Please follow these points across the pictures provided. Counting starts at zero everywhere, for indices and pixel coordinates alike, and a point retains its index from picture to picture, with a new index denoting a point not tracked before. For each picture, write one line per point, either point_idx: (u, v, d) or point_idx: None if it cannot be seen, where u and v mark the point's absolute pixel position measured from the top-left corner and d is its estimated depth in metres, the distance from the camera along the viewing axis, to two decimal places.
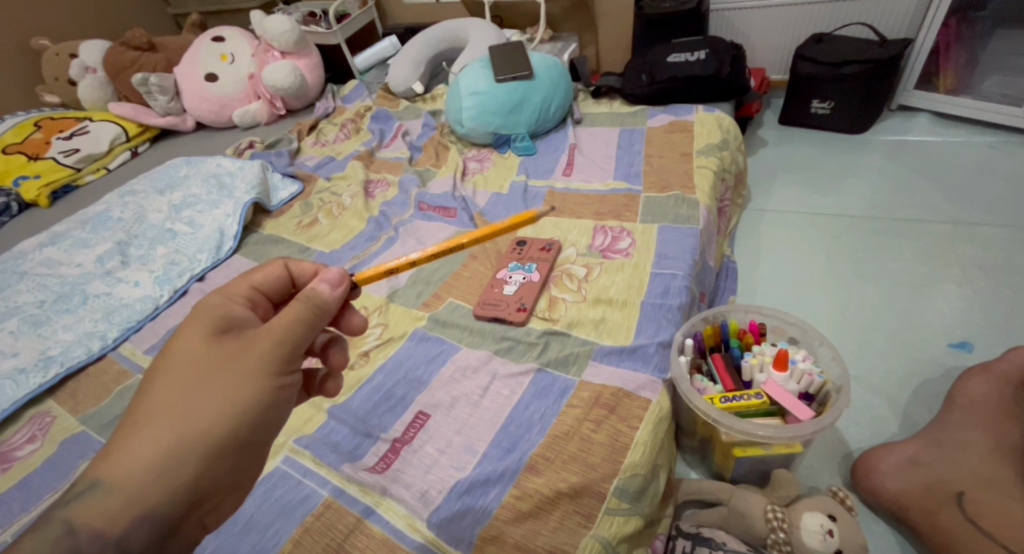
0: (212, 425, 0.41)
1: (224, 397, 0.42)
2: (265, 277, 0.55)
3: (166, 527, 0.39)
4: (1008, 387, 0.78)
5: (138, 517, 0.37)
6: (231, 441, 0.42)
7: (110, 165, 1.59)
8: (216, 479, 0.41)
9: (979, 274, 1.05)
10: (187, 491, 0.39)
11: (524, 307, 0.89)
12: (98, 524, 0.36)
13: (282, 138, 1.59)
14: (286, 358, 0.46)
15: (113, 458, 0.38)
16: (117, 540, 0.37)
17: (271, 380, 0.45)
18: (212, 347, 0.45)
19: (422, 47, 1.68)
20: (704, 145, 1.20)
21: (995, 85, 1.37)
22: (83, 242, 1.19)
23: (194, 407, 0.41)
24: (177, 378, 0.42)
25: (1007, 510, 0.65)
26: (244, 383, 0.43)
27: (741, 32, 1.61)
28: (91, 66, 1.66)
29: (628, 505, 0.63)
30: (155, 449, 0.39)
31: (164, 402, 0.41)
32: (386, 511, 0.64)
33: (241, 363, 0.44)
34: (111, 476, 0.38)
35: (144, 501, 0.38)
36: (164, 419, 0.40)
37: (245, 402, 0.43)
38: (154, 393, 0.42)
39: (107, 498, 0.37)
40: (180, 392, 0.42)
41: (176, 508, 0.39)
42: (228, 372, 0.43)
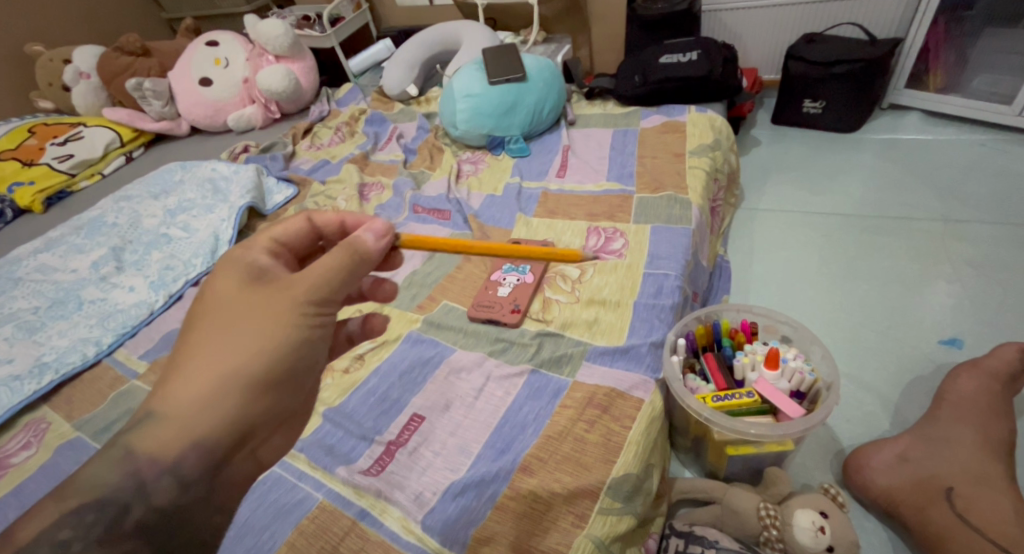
0: (247, 364, 0.45)
1: (259, 337, 0.46)
2: (286, 231, 0.58)
3: (214, 456, 0.43)
4: (996, 383, 0.79)
5: (188, 445, 0.42)
6: (269, 376, 0.46)
7: (105, 170, 1.60)
8: (258, 409, 0.45)
9: (969, 270, 1.06)
10: (230, 423, 0.43)
11: (518, 308, 0.90)
12: (153, 451, 0.41)
13: (277, 142, 1.59)
14: (316, 301, 0.49)
15: (164, 393, 0.43)
16: (171, 465, 0.41)
17: (305, 320, 0.48)
18: (246, 294, 0.49)
19: (416, 50, 1.68)
20: (697, 146, 1.20)
21: (984, 83, 1.38)
22: (77, 248, 1.19)
23: (231, 348, 0.45)
24: (215, 323, 0.47)
25: (995, 506, 0.66)
26: (277, 323, 0.47)
27: (733, 33, 1.62)
28: (85, 71, 1.66)
29: (620, 505, 0.63)
30: (199, 384, 0.43)
31: (206, 344, 0.46)
32: (381, 513, 0.64)
33: (271, 308, 0.48)
34: (163, 408, 0.42)
35: (192, 430, 0.42)
36: (207, 357, 0.45)
37: (278, 342, 0.46)
38: (197, 338, 0.46)
39: (160, 427, 0.42)
40: (218, 335, 0.46)
41: (221, 438, 0.43)
42: (259, 315, 0.47)
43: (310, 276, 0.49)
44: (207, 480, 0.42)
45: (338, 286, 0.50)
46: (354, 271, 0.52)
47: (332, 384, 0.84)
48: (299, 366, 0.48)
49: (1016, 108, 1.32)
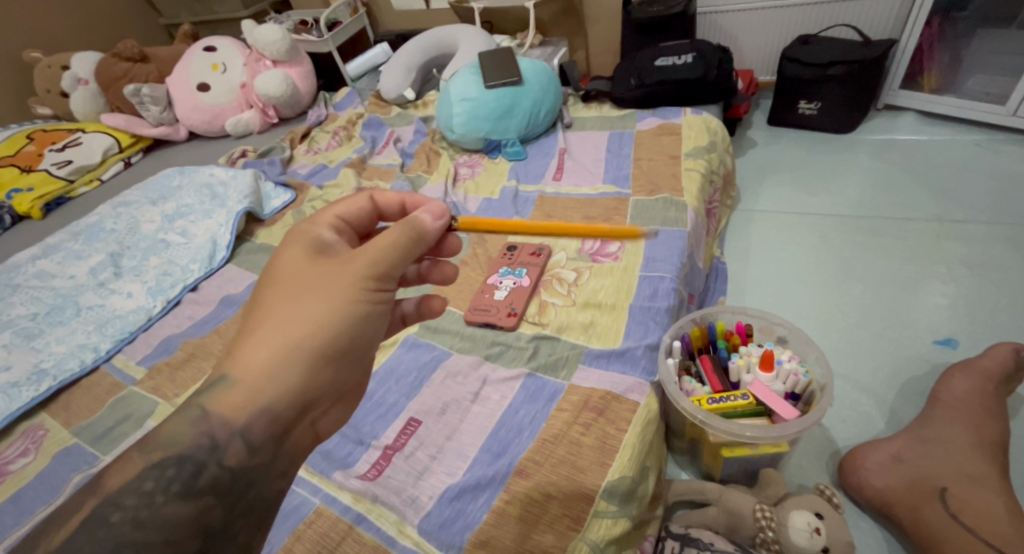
0: (310, 337, 0.45)
1: (321, 311, 0.46)
2: (350, 207, 0.58)
3: (279, 424, 0.44)
4: (990, 383, 0.79)
5: (256, 412, 0.43)
6: (330, 351, 0.46)
7: (103, 176, 1.60)
8: (319, 381, 0.45)
9: (964, 270, 1.07)
10: (294, 394, 0.44)
11: (514, 312, 0.90)
12: (224, 414, 0.43)
13: (274, 146, 1.59)
14: (378, 278, 0.48)
15: (236, 357, 0.45)
16: (241, 430, 0.43)
17: (365, 296, 0.47)
18: (311, 265, 0.49)
19: (413, 54, 1.69)
20: (692, 148, 1.21)
21: (977, 83, 1.39)
22: (76, 254, 1.19)
23: (295, 320, 0.45)
24: (281, 291, 0.47)
25: (989, 506, 0.67)
26: (339, 298, 0.46)
27: (728, 35, 1.62)
28: (82, 78, 1.67)
29: (616, 508, 0.64)
30: (265, 352, 0.44)
31: (272, 314, 0.46)
32: (378, 518, 0.65)
33: (333, 280, 0.47)
34: (234, 373, 0.44)
35: (260, 397, 0.43)
36: (273, 327, 0.45)
37: (339, 316, 0.46)
38: (263, 306, 0.47)
39: (231, 391, 0.43)
40: (283, 303, 0.46)
41: (286, 407, 0.44)
42: (322, 287, 0.47)
43: (371, 251, 0.48)
44: (273, 445, 0.44)
45: (398, 263, 0.49)
46: (413, 248, 0.51)
47: None
48: (358, 341, 0.48)
49: (1010, 108, 1.32)
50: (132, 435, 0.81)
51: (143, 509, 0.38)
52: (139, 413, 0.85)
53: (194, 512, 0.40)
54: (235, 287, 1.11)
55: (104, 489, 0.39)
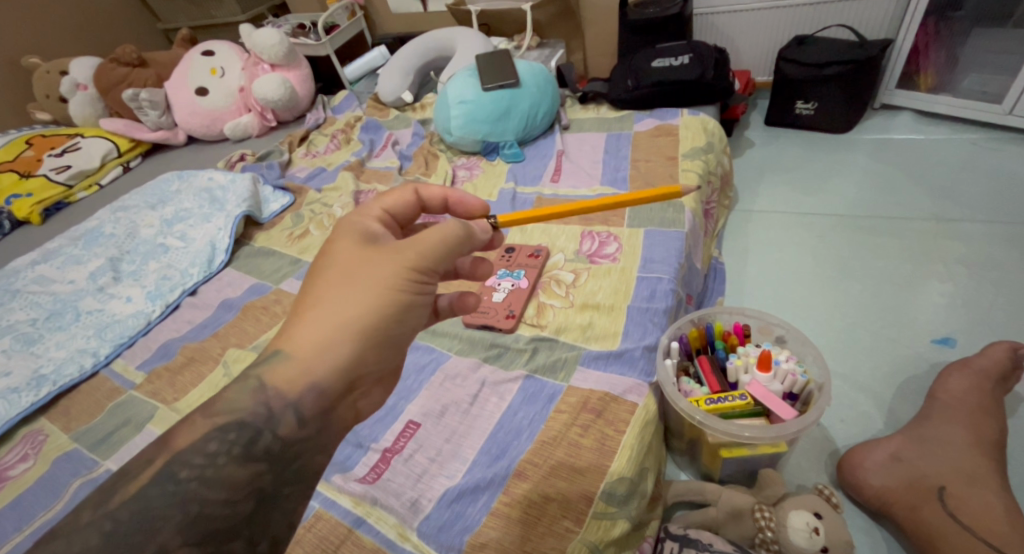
0: (360, 320, 0.48)
1: (372, 295, 0.49)
2: (396, 202, 0.61)
3: (327, 399, 0.48)
4: (987, 382, 0.79)
5: (308, 386, 0.47)
6: (378, 334, 0.49)
7: (102, 181, 1.60)
8: (366, 362, 0.49)
9: (961, 269, 1.07)
10: (344, 371, 0.48)
11: (513, 314, 0.90)
12: (278, 386, 0.46)
13: (273, 150, 1.60)
14: (425, 269, 0.52)
15: (290, 334, 0.49)
16: (294, 402, 0.46)
17: (413, 286, 0.51)
18: (362, 253, 0.53)
19: (411, 57, 1.69)
20: (689, 148, 1.21)
21: (973, 82, 1.39)
22: (75, 259, 1.20)
23: (348, 303, 0.49)
24: (333, 274, 0.51)
25: (987, 505, 0.67)
26: (389, 285, 0.50)
27: (725, 35, 1.63)
28: (81, 83, 1.67)
29: (615, 509, 0.64)
30: (319, 331, 0.48)
31: (326, 295, 0.49)
32: (377, 521, 0.65)
33: (381, 267, 0.51)
34: (291, 348, 0.48)
35: (311, 372, 0.47)
36: (327, 308, 0.49)
37: (389, 302, 0.50)
38: (317, 288, 0.50)
39: (287, 365, 0.47)
40: (335, 286, 0.50)
41: (334, 383, 0.48)
42: (371, 273, 0.50)
43: (420, 244, 0.52)
44: (320, 419, 0.48)
45: (444, 258, 0.54)
46: (456, 243, 0.55)
47: None
48: (401, 325, 0.51)
49: (1006, 107, 1.33)
50: (131, 440, 0.81)
51: (206, 469, 0.42)
52: (138, 417, 0.85)
53: (249, 476, 0.44)
54: (234, 290, 1.11)
55: (172, 447, 0.43)
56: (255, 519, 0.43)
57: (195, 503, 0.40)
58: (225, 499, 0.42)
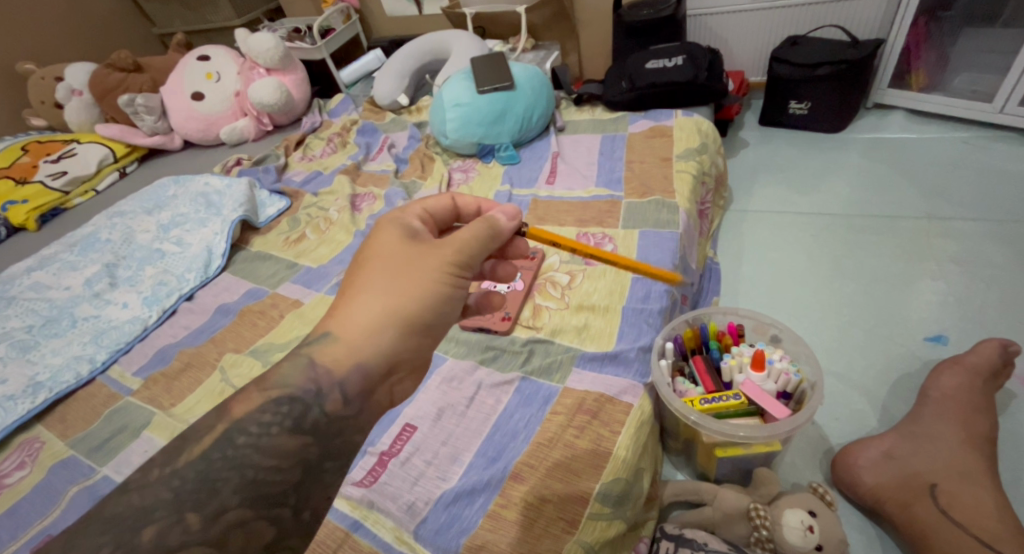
0: (401, 309, 0.54)
1: (412, 289, 0.54)
2: (436, 202, 0.65)
3: (370, 379, 0.53)
4: (978, 379, 0.80)
5: (353, 366, 0.52)
6: (417, 324, 0.54)
7: (98, 187, 1.61)
8: (405, 349, 0.54)
9: (953, 267, 1.08)
10: (385, 356, 0.53)
11: (508, 316, 0.90)
12: (328, 365, 0.52)
13: (269, 154, 1.60)
14: (461, 266, 0.57)
15: (339, 320, 0.54)
16: (340, 381, 0.51)
17: (449, 281, 0.56)
18: (402, 249, 0.57)
19: (407, 60, 1.70)
20: (683, 149, 1.22)
21: (964, 81, 1.40)
22: (71, 265, 1.20)
23: (390, 294, 0.54)
24: (379, 266, 0.56)
25: (978, 501, 0.68)
26: (428, 280, 0.55)
27: (718, 36, 1.64)
28: (76, 88, 1.67)
29: (610, 510, 0.65)
30: (365, 318, 0.53)
31: (371, 286, 0.55)
32: (374, 524, 0.65)
33: (422, 263, 0.56)
34: (340, 331, 0.53)
35: (357, 354, 0.52)
36: (373, 297, 0.54)
37: (427, 295, 0.55)
38: (363, 279, 0.56)
39: (336, 346, 0.52)
40: (380, 276, 0.55)
41: (377, 365, 0.53)
42: (412, 266, 0.55)
43: (456, 243, 0.57)
44: (362, 399, 0.52)
45: (477, 256, 0.58)
46: (488, 242, 0.59)
47: None
48: (439, 317, 0.56)
49: (997, 105, 1.33)
50: (128, 446, 0.81)
51: (261, 437, 0.47)
52: (135, 423, 0.85)
53: (297, 447, 0.48)
54: (231, 295, 1.12)
55: (232, 416, 0.47)
56: (300, 488, 0.46)
57: (251, 468, 0.45)
58: (275, 467, 0.46)
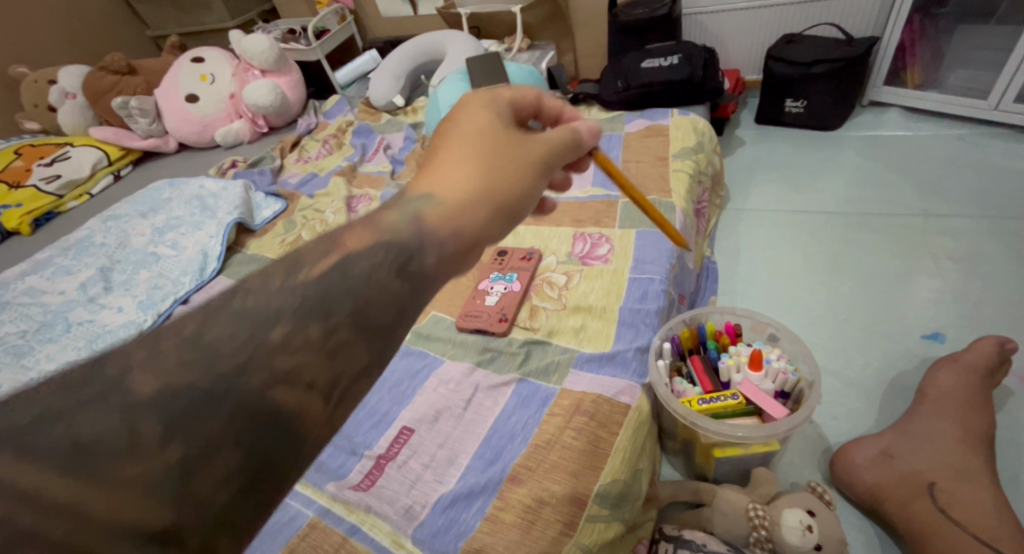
0: (498, 187, 0.53)
1: (508, 171, 0.55)
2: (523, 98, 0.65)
3: (462, 247, 0.49)
4: (975, 376, 0.80)
5: (450, 230, 0.49)
6: (507, 205, 0.54)
7: (93, 190, 1.59)
8: (493, 225, 0.52)
9: (950, 265, 1.08)
10: (479, 227, 0.51)
11: (505, 317, 0.90)
12: (431, 222, 0.48)
13: (264, 156, 1.59)
14: (550, 163, 0.58)
15: (436, 184, 0.51)
16: (438, 241, 0.47)
17: (539, 174, 0.57)
18: (498, 133, 0.57)
19: (402, 61, 1.69)
20: (680, 148, 1.21)
21: (960, 78, 1.40)
22: (65, 269, 1.19)
23: (489, 170, 0.53)
24: (474, 145, 0.55)
25: (977, 499, 0.67)
26: (522, 166, 0.56)
27: (714, 35, 1.64)
28: (70, 92, 1.66)
29: (608, 511, 0.65)
30: (465, 187, 0.52)
31: (470, 160, 0.54)
32: (371, 528, 0.65)
33: (515, 155, 0.56)
34: (441, 194, 0.50)
35: (457, 217, 0.49)
36: (473, 170, 0.53)
37: (520, 180, 0.55)
38: (461, 152, 0.54)
39: (437, 208, 0.49)
40: (479, 154, 0.54)
41: (471, 235, 0.50)
42: (510, 151, 0.56)
43: (549, 140, 0.58)
44: (449, 266, 0.48)
45: (562, 159, 0.60)
46: (574, 147, 0.61)
47: None
48: (520, 207, 0.56)
49: (992, 102, 1.33)
50: None
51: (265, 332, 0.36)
52: None
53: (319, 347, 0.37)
54: None
55: (342, 248, 0.43)
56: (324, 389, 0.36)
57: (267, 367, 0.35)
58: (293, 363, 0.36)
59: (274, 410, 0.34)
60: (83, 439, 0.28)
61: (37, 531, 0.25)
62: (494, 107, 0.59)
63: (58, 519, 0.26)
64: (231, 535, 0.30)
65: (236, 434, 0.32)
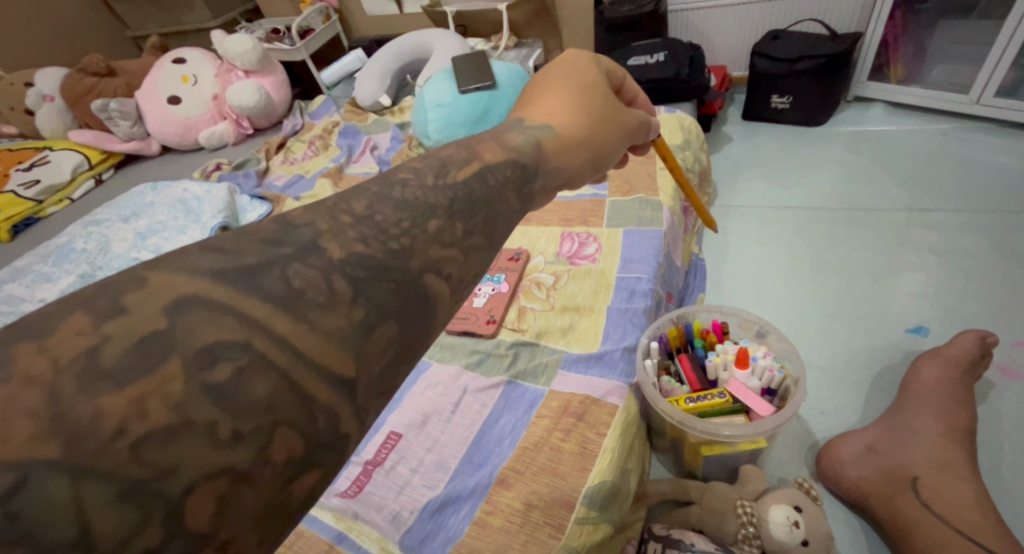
0: (598, 133, 0.56)
1: (609, 125, 0.58)
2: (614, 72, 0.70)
3: (566, 180, 0.51)
4: (957, 370, 0.81)
5: (562, 163, 0.50)
6: (602, 154, 0.57)
7: (74, 195, 1.56)
8: (589, 166, 0.55)
9: (934, 258, 1.09)
10: (582, 164, 0.53)
11: (493, 319, 0.89)
12: (550, 150, 0.50)
13: (249, 158, 1.58)
14: (635, 133, 0.64)
15: (552, 118, 0.54)
16: (551, 170, 0.49)
17: (628, 139, 0.62)
18: (603, 87, 0.60)
19: (388, 60, 1.67)
20: (666, 146, 1.21)
21: (942, 73, 1.42)
22: (45, 277, 1.17)
23: (593, 116, 0.56)
24: (582, 92, 0.58)
25: (959, 493, 0.68)
26: (620, 125, 0.60)
27: (700, 32, 1.64)
28: (48, 94, 1.64)
29: (596, 513, 0.64)
30: (574, 126, 0.54)
31: (579, 104, 0.57)
32: (359, 535, 0.64)
33: (615, 110, 0.60)
34: (556, 126, 0.53)
35: (568, 151, 0.52)
36: (580, 112, 0.56)
37: (616, 135, 0.59)
38: (570, 95, 0.57)
39: (554, 136, 0.51)
40: (586, 100, 0.57)
41: (574, 169, 0.52)
42: (611, 106, 0.59)
43: (639, 114, 0.64)
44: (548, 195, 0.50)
45: (641, 134, 0.66)
46: (650, 129, 0.68)
47: None
48: (607, 151, 0.58)
49: (974, 96, 1.35)
50: None
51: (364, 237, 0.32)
52: None
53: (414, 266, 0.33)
54: None
55: (483, 158, 0.43)
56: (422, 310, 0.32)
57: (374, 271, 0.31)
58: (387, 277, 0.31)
59: (426, 295, 0.33)
60: (269, 270, 0.28)
61: (243, 345, 0.25)
62: (599, 63, 0.63)
63: (259, 336, 0.25)
64: (382, 405, 0.29)
65: (398, 309, 0.31)
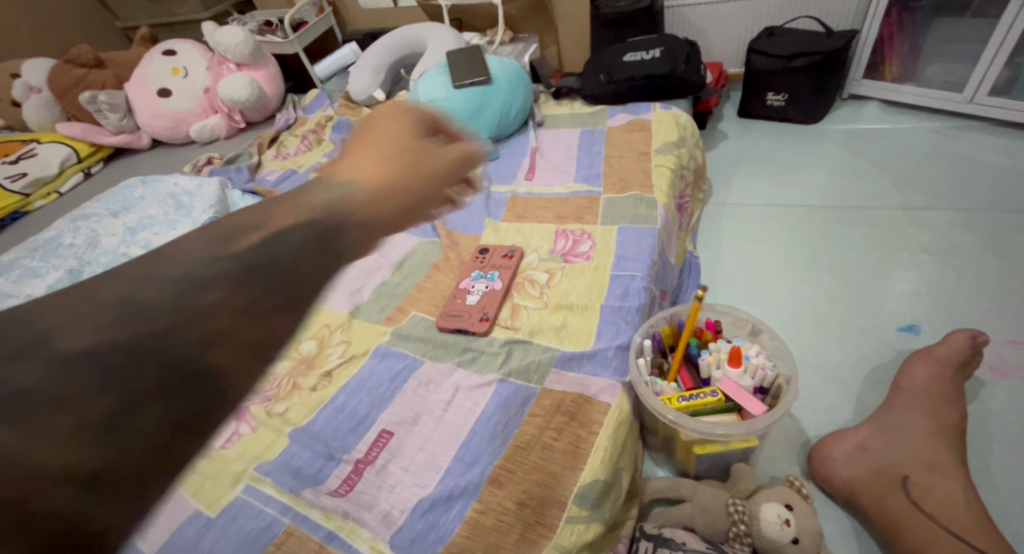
0: (405, 172, 0.35)
1: (428, 158, 0.37)
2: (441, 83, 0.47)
3: (329, 260, 0.30)
4: (948, 369, 0.81)
5: (302, 240, 0.29)
6: (417, 204, 0.35)
7: (61, 188, 1.55)
8: (384, 228, 0.33)
9: (926, 257, 1.09)
10: (358, 226, 0.31)
11: (487, 317, 0.89)
12: (278, 225, 0.29)
13: (241, 152, 1.56)
14: (460, 165, 0.39)
15: (317, 174, 0.33)
16: (271, 256, 0.27)
17: (451, 173, 0.38)
18: (416, 113, 0.41)
19: (381, 54, 1.65)
20: (662, 143, 1.21)
21: (936, 71, 1.41)
22: (32, 272, 1.15)
23: (400, 149, 0.36)
24: (383, 124, 0.38)
25: (949, 491, 0.69)
26: (445, 157, 0.38)
27: (696, 27, 1.63)
28: (35, 86, 1.61)
29: (587, 512, 0.64)
30: (351, 171, 0.33)
31: (370, 141, 0.36)
32: (349, 535, 0.64)
33: (444, 141, 0.41)
34: (314, 187, 0.32)
35: (320, 219, 0.30)
36: (369, 150, 0.35)
37: (441, 169, 0.37)
38: (358, 133, 0.37)
39: (292, 206, 0.30)
40: (383, 134, 0.37)
41: (345, 244, 0.31)
42: (434, 138, 0.40)
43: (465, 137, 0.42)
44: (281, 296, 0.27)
45: (466, 162, 0.40)
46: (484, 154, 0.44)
47: (299, 403, 0.83)
48: (407, 196, 0.34)
49: (967, 95, 1.35)
50: None
51: None
52: None
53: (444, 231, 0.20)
54: None
55: None
56: None
57: None
58: None
59: None
60: None
61: None
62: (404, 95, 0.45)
63: None
64: None
65: None
